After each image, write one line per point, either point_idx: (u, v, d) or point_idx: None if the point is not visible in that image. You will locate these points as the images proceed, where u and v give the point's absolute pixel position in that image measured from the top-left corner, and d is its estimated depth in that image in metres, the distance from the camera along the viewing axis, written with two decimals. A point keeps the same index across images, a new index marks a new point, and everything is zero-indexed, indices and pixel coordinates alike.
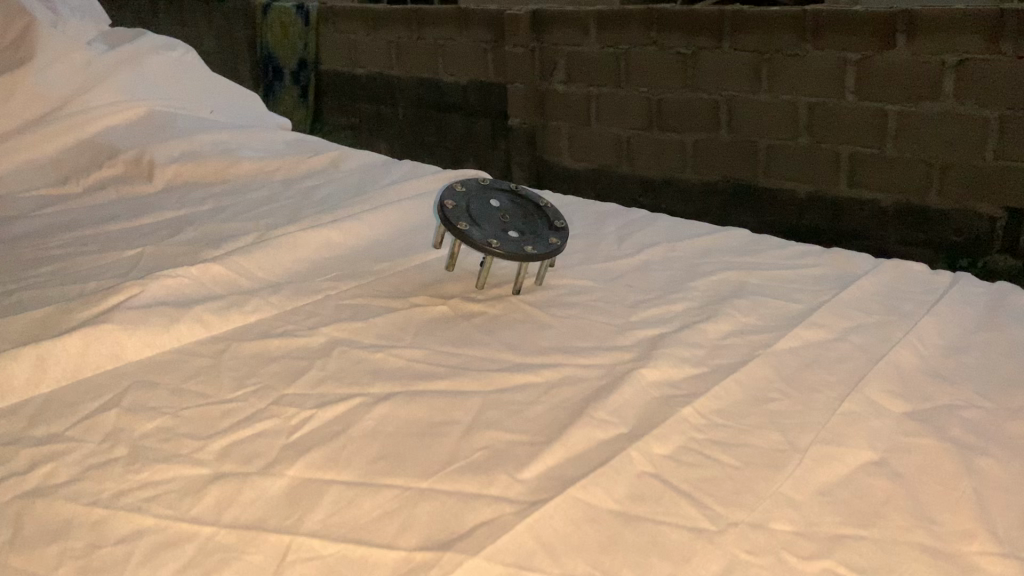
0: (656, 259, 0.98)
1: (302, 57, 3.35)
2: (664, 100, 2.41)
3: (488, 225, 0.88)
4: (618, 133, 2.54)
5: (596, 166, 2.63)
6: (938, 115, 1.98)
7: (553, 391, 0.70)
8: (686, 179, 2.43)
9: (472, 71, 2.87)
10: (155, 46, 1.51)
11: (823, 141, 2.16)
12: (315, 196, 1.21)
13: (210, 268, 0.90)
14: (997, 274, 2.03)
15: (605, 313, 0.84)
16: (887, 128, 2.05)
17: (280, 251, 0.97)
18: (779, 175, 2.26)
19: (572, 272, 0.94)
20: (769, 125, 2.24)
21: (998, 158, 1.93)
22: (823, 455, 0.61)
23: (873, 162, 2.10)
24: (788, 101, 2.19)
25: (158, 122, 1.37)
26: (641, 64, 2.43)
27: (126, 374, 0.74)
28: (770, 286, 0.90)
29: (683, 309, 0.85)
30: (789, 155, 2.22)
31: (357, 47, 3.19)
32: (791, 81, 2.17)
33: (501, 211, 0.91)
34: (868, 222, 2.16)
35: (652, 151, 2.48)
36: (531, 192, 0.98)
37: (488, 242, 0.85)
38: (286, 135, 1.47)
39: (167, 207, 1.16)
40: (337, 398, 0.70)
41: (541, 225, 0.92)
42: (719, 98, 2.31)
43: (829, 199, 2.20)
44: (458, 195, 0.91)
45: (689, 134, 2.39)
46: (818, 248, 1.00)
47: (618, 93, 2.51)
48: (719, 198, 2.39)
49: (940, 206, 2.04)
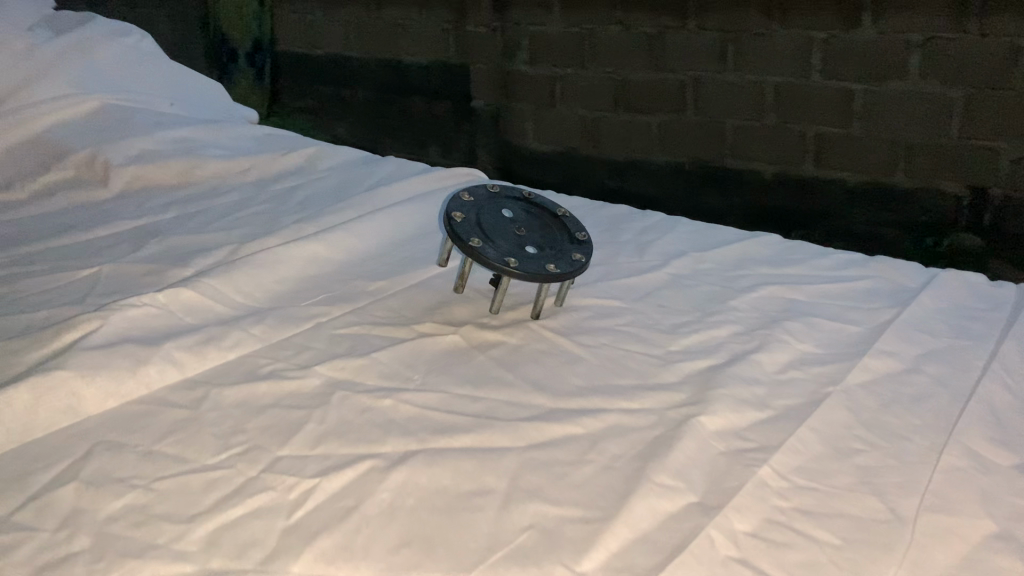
0: (685, 272, 0.87)
1: (257, 39, 3.04)
2: (629, 81, 2.29)
3: (502, 240, 0.77)
4: (583, 115, 2.41)
5: (559, 149, 2.50)
6: (903, 95, 1.91)
7: (600, 445, 0.59)
8: (652, 160, 2.33)
9: (434, 51, 2.70)
10: (107, 33, 1.37)
11: (790, 121, 2.07)
12: (292, 200, 1.09)
13: (180, 294, 0.78)
14: (962, 252, 1.98)
15: (644, 341, 0.73)
16: (853, 108, 1.98)
17: (259, 271, 0.85)
18: (746, 156, 2.17)
19: (595, 289, 0.83)
20: (733, 105, 2.14)
21: (964, 136, 1.88)
22: (937, 528, 0.52)
23: (841, 142, 2.02)
24: (755, 81, 2.09)
25: (114, 118, 1.23)
26: (606, 45, 2.30)
27: (86, 432, 0.62)
28: (819, 303, 0.80)
29: (729, 334, 0.74)
30: (755, 136, 2.13)
31: (313, 28, 2.95)
32: (758, 62, 2.07)
33: (514, 223, 0.80)
34: (835, 201, 2.08)
35: (617, 133, 2.37)
36: (544, 199, 0.87)
37: (505, 260, 0.74)
38: (255, 129, 1.34)
39: (125, 216, 1.04)
40: (343, 461, 0.58)
41: (562, 238, 0.81)
42: (685, 80, 2.20)
43: (796, 179, 2.12)
44: (466, 206, 0.80)
45: (654, 116, 2.28)
46: (860, 257, 0.91)
47: (582, 74, 2.37)
48: (686, 180, 2.28)
49: (907, 185, 1.98)
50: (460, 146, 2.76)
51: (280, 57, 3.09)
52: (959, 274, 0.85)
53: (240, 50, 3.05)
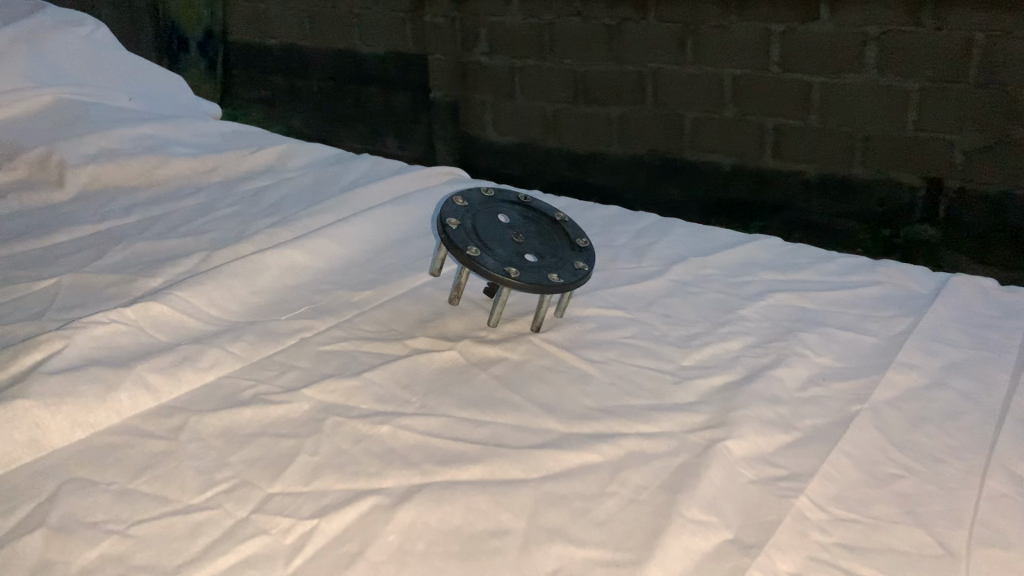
0: (688, 278, 0.83)
1: (209, 28, 2.96)
2: (588, 72, 2.23)
3: (501, 248, 0.72)
4: (543, 106, 2.35)
5: (518, 140, 2.44)
6: (861, 87, 1.88)
7: (621, 475, 0.55)
8: (612, 152, 2.27)
9: (390, 42, 2.60)
10: (60, 22, 1.28)
11: (749, 113, 2.04)
12: (263, 202, 1.03)
13: (150, 310, 0.72)
14: (918, 243, 1.97)
15: (654, 356, 0.69)
16: (811, 100, 1.95)
17: (233, 281, 0.79)
18: (705, 148, 2.13)
19: (596, 298, 0.78)
20: (693, 97, 2.09)
21: (918, 128, 1.86)
22: (990, 564, 0.48)
23: (799, 134, 1.99)
24: (714, 73, 2.05)
25: (68, 114, 1.16)
26: (564, 36, 2.23)
27: (52, 469, 0.56)
28: (832, 311, 0.77)
29: (743, 347, 0.70)
30: (715, 128, 2.09)
31: (267, 16, 2.85)
32: (717, 53, 2.03)
33: (511, 229, 0.75)
34: (794, 193, 2.06)
35: (577, 125, 2.30)
36: (540, 203, 0.82)
37: (505, 269, 0.69)
38: (220, 125, 1.27)
39: (84, 220, 0.97)
40: (343, 497, 0.53)
41: (562, 245, 0.77)
42: (644, 72, 2.14)
43: (754, 171, 2.09)
44: (462, 212, 0.75)
45: (614, 108, 2.22)
46: (865, 261, 0.87)
47: (543, 65, 2.30)
48: (646, 172, 2.24)
49: (864, 177, 1.96)
50: (416, 136, 2.69)
51: (233, 47, 3.00)
52: (970, 279, 0.83)
53: (191, 39, 2.96)
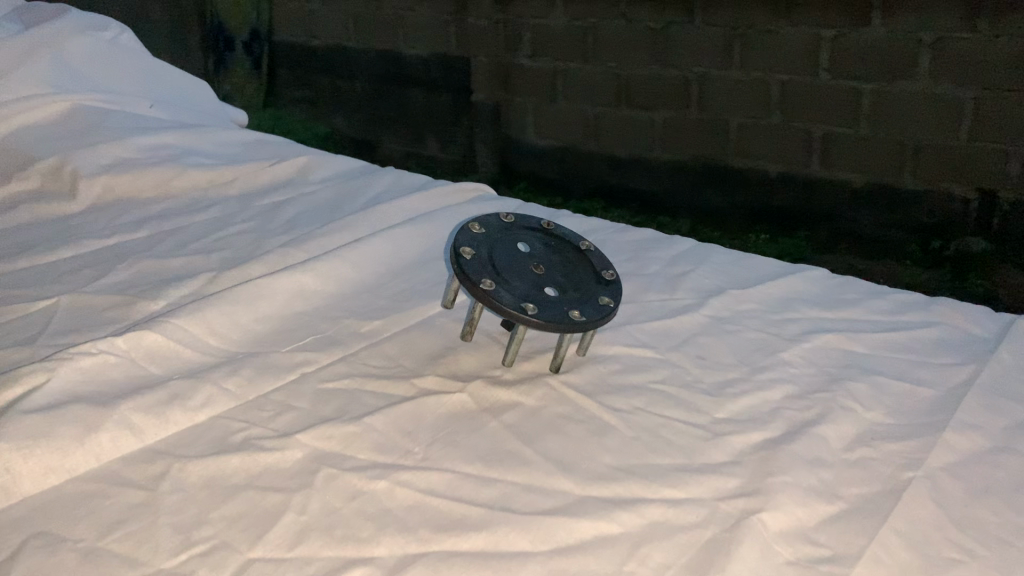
0: (725, 313, 0.76)
1: (254, 27, 2.88)
2: (631, 76, 2.15)
3: (519, 281, 0.67)
4: (584, 110, 2.27)
5: (557, 143, 2.36)
6: (913, 96, 1.79)
7: (641, 552, 0.49)
8: (652, 158, 2.19)
9: (433, 44, 2.50)
10: (84, 25, 1.25)
11: (797, 120, 1.95)
12: (280, 218, 0.98)
13: (145, 339, 0.68)
14: (970, 257, 1.87)
15: (684, 406, 0.63)
16: (861, 107, 1.86)
17: (235, 307, 0.74)
18: (750, 155, 2.04)
19: (623, 334, 0.72)
20: (738, 103, 2.01)
21: (973, 138, 1.77)
22: None
23: (848, 143, 1.90)
24: (762, 79, 1.96)
25: (86, 120, 1.12)
26: (608, 39, 2.15)
27: (20, 520, 0.51)
28: (884, 358, 0.70)
29: (783, 398, 0.64)
30: (761, 135, 2.01)
31: (313, 17, 2.76)
32: (765, 58, 1.94)
33: (531, 259, 0.70)
34: (840, 203, 1.97)
35: (618, 129, 2.22)
36: (565, 228, 0.76)
37: (522, 305, 0.64)
38: (242, 134, 1.23)
39: (93, 234, 0.93)
40: (330, 567, 0.48)
41: (585, 277, 0.71)
42: (690, 76, 2.06)
43: (801, 179, 2.00)
44: (479, 240, 0.69)
45: (657, 113, 2.14)
46: (919, 297, 0.80)
47: (585, 69, 2.22)
48: (686, 178, 2.16)
49: (914, 187, 1.87)
50: (455, 139, 2.61)
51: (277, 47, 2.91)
52: None
53: (236, 39, 2.88)
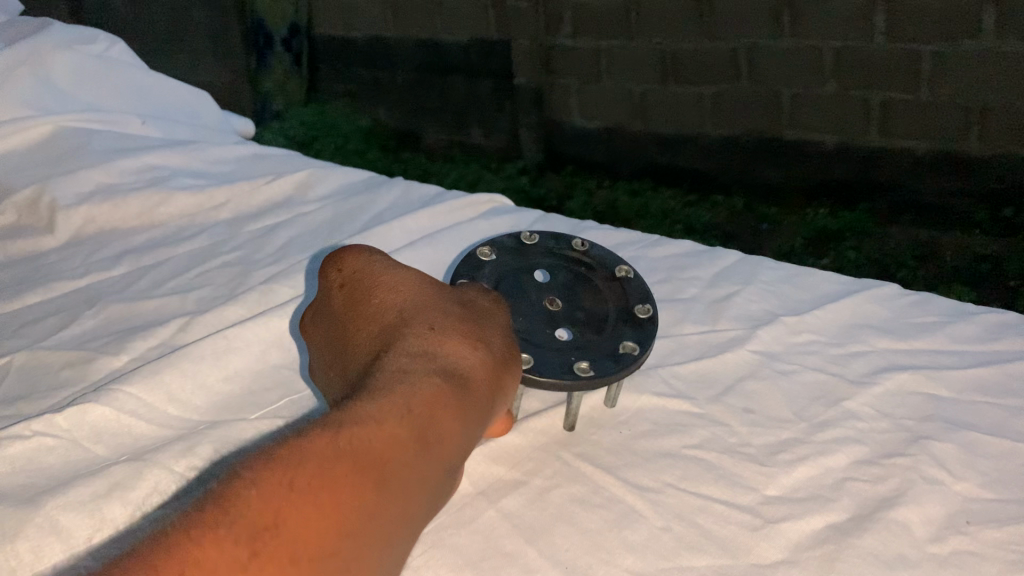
0: (776, 349, 0.64)
1: (291, 22, 2.30)
2: (676, 51, 1.85)
3: (523, 321, 0.58)
4: (630, 89, 1.96)
5: (608, 125, 2.05)
6: (978, 58, 1.57)
7: None
8: (704, 134, 1.92)
9: (471, 30, 2.13)
10: (67, 39, 1.16)
11: (852, 88, 1.71)
12: (271, 246, 0.88)
13: (89, 412, 0.59)
14: None
15: (726, 482, 0.51)
16: (920, 73, 1.63)
17: (199, 364, 0.64)
18: (808, 126, 1.80)
19: (652, 380, 0.60)
20: (791, 74, 1.75)
21: None
22: None
23: (907, 110, 1.68)
24: (814, 47, 1.69)
25: (67, 145, 1.03)
26: (653, 10, 1.82)
27: None
28: (974, 406, 0.58)
29: (849, 465, 0.52)
30: (816, 107, 1.77)
31: (351, 7, 2.29)
32: (821, 25, 1.66)
33: (547, 293, 0.61)
34: (901, 173, 1.76)
35: (668, 109, 1.94)
36: (606, 251, 0.66)
37: (514, 354, 0.55)
38: (240, 148, 1.12)
39: (66, 275, 0.84)
40: None
41: (609, 312, 0.60)
42: (738, 48, 1.77)
43: (861, 151, 1.77)
44: (487, 270, 0.63)
45: (706, 87, 1.86)
46: (1012, 317, 0.67)
47: (630, 47, 1.90)
48: (736, 154, 1.91)
49: (980, 153, 1.67)
50: (499, 126, 2.22)
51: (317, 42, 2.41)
52: None
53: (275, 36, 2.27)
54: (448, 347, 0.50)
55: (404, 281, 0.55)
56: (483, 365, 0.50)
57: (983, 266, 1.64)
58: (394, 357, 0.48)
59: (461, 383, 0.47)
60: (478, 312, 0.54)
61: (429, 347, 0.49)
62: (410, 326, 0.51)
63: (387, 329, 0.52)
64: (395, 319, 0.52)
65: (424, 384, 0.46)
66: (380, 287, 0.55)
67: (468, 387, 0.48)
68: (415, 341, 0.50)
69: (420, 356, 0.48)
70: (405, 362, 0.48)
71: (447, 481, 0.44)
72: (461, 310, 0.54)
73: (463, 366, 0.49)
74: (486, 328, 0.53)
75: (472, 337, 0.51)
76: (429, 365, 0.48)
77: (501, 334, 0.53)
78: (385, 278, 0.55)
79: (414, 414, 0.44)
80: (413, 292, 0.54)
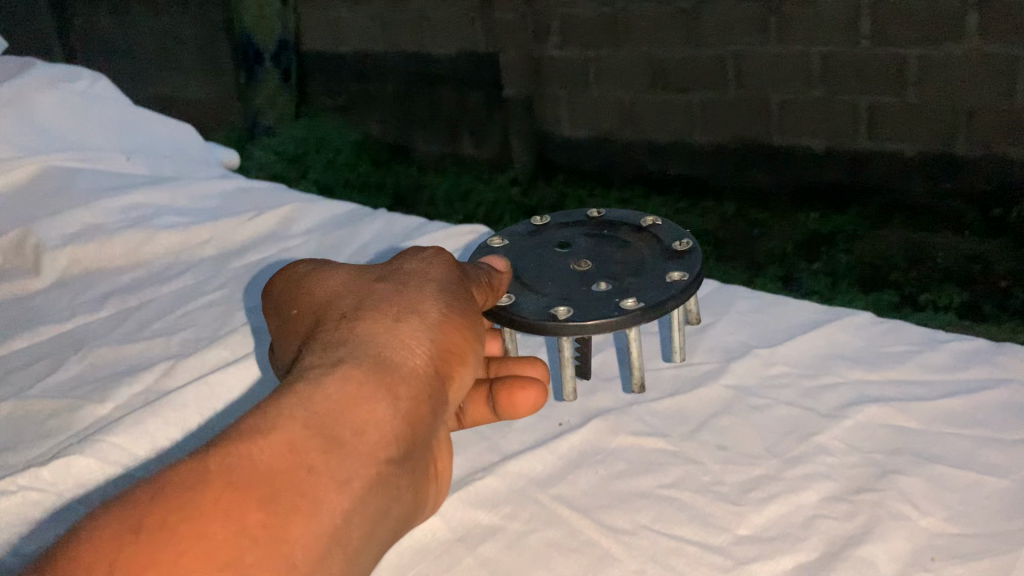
0: (750, 382, 0.65)
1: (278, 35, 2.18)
2: (665, 59, 1.86)
3: (555, 285, 0.64)
4: (620, 97, 1.96)
5: (598, 132, 2.04)
6: (963, 60, 1.56)
7: None
8: (693, 142, 1.92)
9: (461, 44, 2.14)
10: (50, 78, 1.17)
11: (840, 91, 1.71)
12: (255, 284, 0.89)
13: (75, 463, 0.60)
14: None
15: (699, 522, 0.52)
16: (905, 76, 1.63)
17: (183, 411, 0.65)
18: (795, 132, 1.79)
19: (629, 419, 0.62)
20: (777, 79, 1.76)
21: None
22: None
23: (894, 111, 1.66)
24: (801, 53, 1.71)
25: (52, 186, 1.04)
26: (640, 18, 1.84)
27: None
28: (942, 437, 0.59)
29: (819, 502, 0.54)
30: (805, 113, 1.76)
31: (340, 23, 2.30)
32: (807, 31, 1.68)
33: (574, 258, 0.67)
34: (891, 172, 1.72)
35: (657, 116, 1.93)
36: (621, 214, 0.73)
37: (552, 311, 0.60)
38: (223, 183, 1.13)
39: (53, 318, 0.84)
40: None
41: (645, 258, 0.66)
42: (725, 56, 1.79)
43: (848, 153, 1.75)
44: (504, 252, 0.69)
45: (694, 94, 1.87)
46: (983, 344, 0.68)
47: (617, 55, 1.91)
48: (727, 163, 1.90)
49: (971, 152, 1.63)
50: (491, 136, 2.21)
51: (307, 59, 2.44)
52: None
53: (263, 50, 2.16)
54: (363, 333, 0.52)
55: (328, 279, 0.59)
56: (402, 343, 0.51)
57: (974, 267, 1.56)
58: (308, 360, 0.51)
59: (371, 368, 0.49)
60: (400, 286, 0.56)
61: (342, 341, 0.51)
62: (329, 326, 0.54)
63: (312, 331, 0.55)
64: (319, 319, 0.56)
65: (333, 382, 0.48)
66: (309, 290, 0.59)
67: (381, 370, 0.49)
68: (330, 339, 0.52)
69: (331, 354, 0.50)
70: (317, 361, 0.50)
71: (376, 465, 0.45)
72: (384, 290, 0.56)
73: (377, 352, 0.50)
74: (409, 301, 0.55)
75: (389, 317, 0.53)
76: (340, 358, 0.50)
77: (425, 303, 0.54)
78: (313, 283, 0.59)
79: (315, 418, 0.45)
80: (336, 287, 0.58)
